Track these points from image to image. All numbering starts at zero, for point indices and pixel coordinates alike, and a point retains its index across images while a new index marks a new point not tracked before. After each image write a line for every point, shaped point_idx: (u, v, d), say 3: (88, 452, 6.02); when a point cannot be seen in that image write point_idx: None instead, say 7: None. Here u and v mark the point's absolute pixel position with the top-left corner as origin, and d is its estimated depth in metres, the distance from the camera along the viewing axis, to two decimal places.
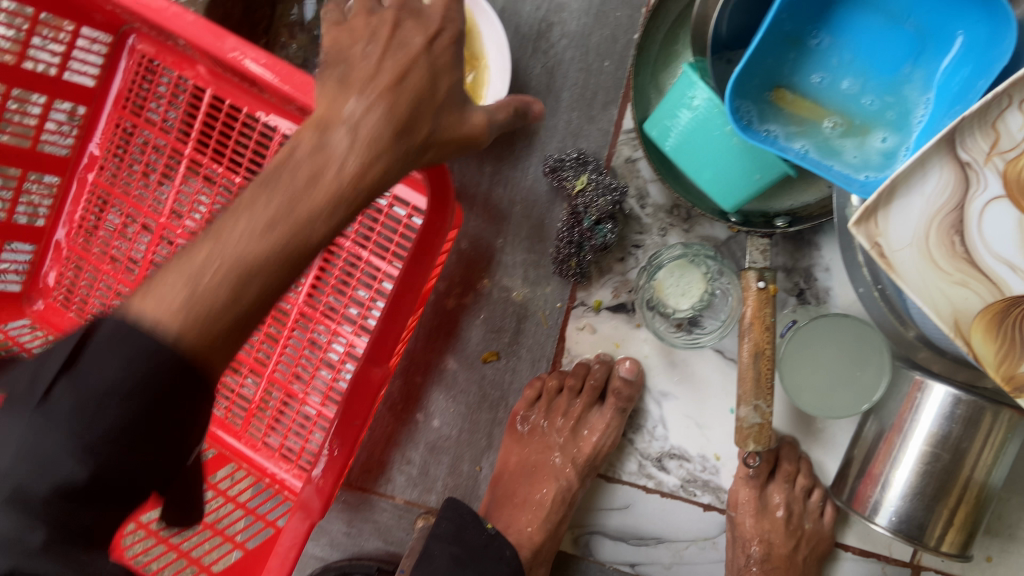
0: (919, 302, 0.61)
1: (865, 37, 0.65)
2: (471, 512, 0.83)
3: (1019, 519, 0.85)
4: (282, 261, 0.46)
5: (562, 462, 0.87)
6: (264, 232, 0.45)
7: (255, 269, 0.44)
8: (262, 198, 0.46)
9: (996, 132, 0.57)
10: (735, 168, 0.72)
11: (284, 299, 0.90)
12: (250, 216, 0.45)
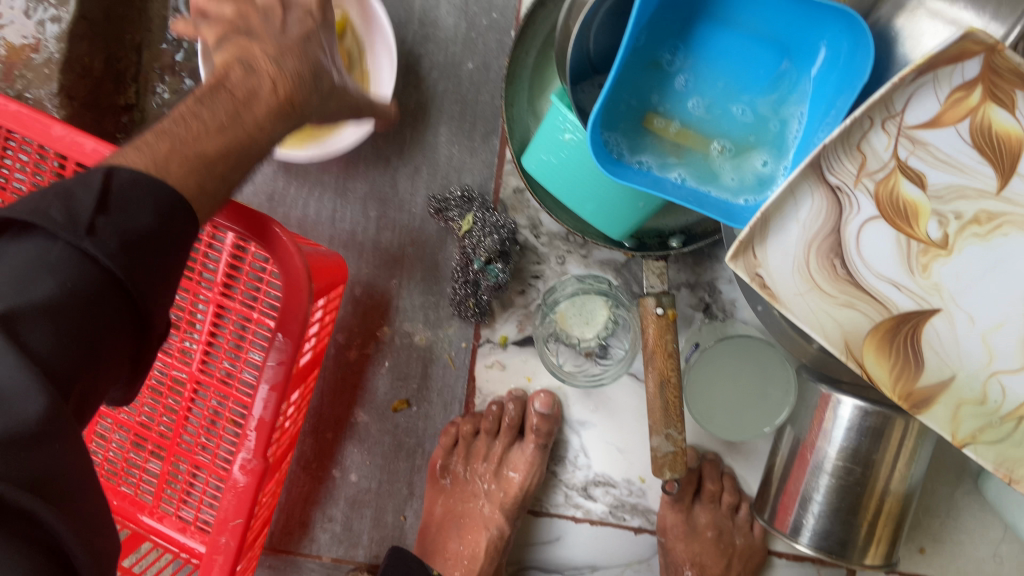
0: (809, 330, 0.58)
1: (732, 53, 0.62)
2: (417, 559, 0.80)
3: (948, 506, 0.84)
4: (228, 158, 0.51)
5: (490, 510, 0.84)
6: (217, 133, 0.51)
7: (207, 162, 0.49)
8: (204, 108, 0.51)
9: (863, 153, 0.55)
10: (618, 198, 0.69)
11: (178, 369, 0.84)
12: (200, 120, 0.50)
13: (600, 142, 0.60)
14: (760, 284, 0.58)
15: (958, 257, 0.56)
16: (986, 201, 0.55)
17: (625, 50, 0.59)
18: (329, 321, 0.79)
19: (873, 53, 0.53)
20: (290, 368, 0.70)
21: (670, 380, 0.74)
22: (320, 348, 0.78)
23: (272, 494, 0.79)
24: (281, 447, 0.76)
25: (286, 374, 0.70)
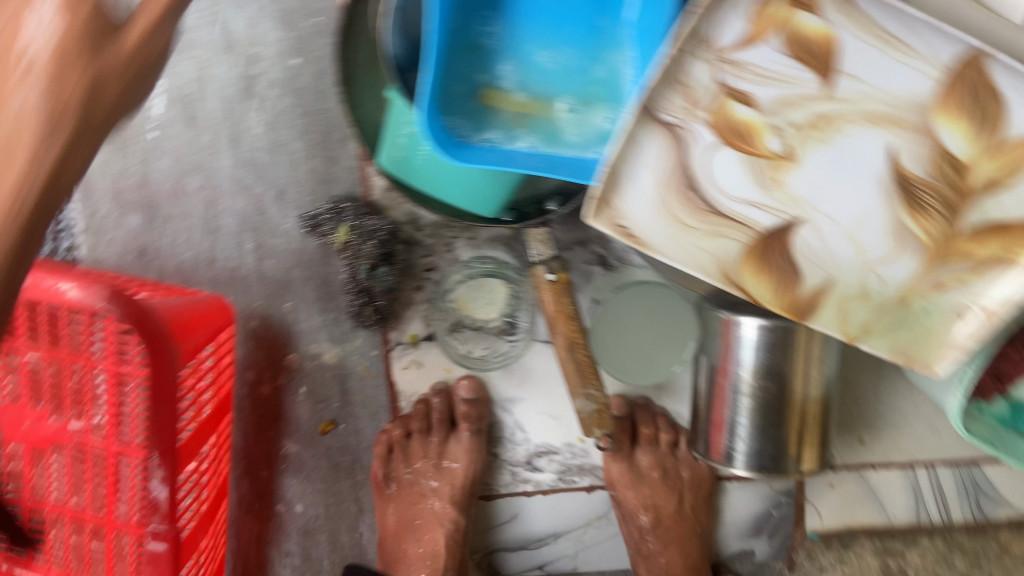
0: (684, 267, 0.62)
1: (551, 12, 0.62)
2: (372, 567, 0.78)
3: (880, 394, 0.85)
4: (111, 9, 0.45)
5: (440, 506, 0.82)
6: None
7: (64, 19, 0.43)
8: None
9: (688, 89, 0.55)
10: (481, 175, 0.69)
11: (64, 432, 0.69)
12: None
13: (438, 130, 0.59)
14: (625, 235, 0.59)
15: (805, 165, 0.57)
16: (816, 104, 0.55)
17: (440, 35, 0.58)
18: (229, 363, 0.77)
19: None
20: (172, 435, 0.68)
21: (577, 342, 0.75)
22: (224, 392, 0.77)
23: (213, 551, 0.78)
24: (203, 507, 0.74)
25: (170, 442, 0.68)
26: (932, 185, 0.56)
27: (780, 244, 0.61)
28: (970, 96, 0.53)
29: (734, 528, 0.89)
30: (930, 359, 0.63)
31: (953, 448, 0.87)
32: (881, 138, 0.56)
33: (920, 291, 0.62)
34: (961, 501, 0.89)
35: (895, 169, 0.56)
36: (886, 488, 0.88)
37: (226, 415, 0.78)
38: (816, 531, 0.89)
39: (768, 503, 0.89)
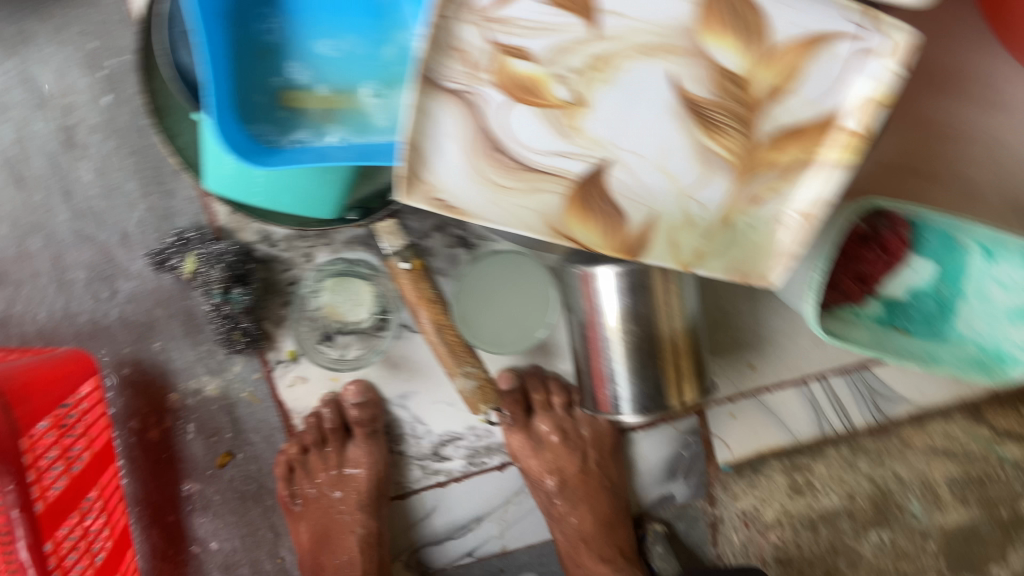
0: (510, 229, 0.62)
1: (326, 1, 0.63)
2: None
3: (763, 317, 0.87)
4: None
5: (348, 514, 0.82)
6: None
7: None
8: None
9: (465, 54, 0.55)
10: (307, 178, 0.69)
11: None
12: None
13: (240, 141, 0.59)
14: (442, 207, 0.60)
15: (598, 108, 0.58)
16: (590, 46, 0.56)
17: (215, 48, 0.57)
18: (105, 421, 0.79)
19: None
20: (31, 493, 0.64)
21: (444, 324, 0.75)
22: (99, 449, 0.76)
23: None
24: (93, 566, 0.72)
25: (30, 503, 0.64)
26: (721, 104, 0.59)
27: (597, 188, 0.62)
28: (731, 14, 0.55)
29: (650, 476, 0.91)
30: (764, 270, 0.66)
31: (841, 355, 0.89)
32: (660, 67, 0.57)
33: (739, 208, 0.64)
34: (859, 404, 0.90)
35: (681, 95, 0.58)
36: (785, 407, 0.90)
37: (108, 471, 0.78)
38: (729, 463, 0.90)
39: (677, 445, 0.90)
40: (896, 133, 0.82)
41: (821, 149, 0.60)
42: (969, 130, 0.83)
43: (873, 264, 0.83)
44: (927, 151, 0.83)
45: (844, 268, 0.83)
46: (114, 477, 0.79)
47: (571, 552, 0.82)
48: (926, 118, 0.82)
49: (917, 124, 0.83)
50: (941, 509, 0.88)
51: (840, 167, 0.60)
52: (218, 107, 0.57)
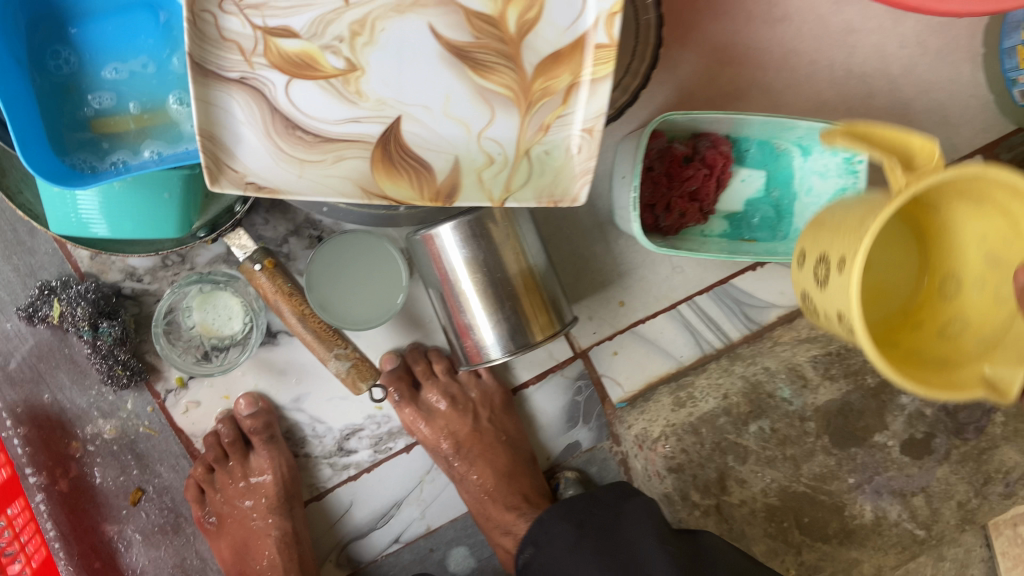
0: (322, 197, 0.66)
1: (114, 30, 0.68)
2: None
3: (621, 253, 0.92)
4: None
5: (262, 518, 0.87)
6: None
7: None
8: None
9: (231, 41, 0.61)
10: (143, 201, 0.74)
11: None
12: None
13: (55, 170, 0.64)
14: (254, 189, 0.64)
15: (371, 69, 0.64)
16: (347, 13, 0.62)
17: (12, 92, 0.63)
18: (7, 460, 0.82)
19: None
20: None
21: (306, 312, 0.78)
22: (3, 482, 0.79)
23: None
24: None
25: None
26: (481, 44, 0.65)
27: (396, 146, 0.67)
28: None
29: (551, 428, 0.95)
30: (571, 190, 0.69)
31: (703, 276, 0.94)
32: (418, 20, 0.63)
33: (533, 139, 0.69)
34: (731, 318, 0.95)
35: (444, 43, 0.64)
36: (661, 335, 0.94)
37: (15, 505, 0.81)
38: (623, 400, 0.94)
39: (571, 393, 0.94)
40: (695, 63, 0.91)
41: (585, 66, 0.66)
42: (760, 48, 0.91)
43: (700, 182, 0.87)
44: (728, 73, 0.92)
45: (673, 192, 0.87)
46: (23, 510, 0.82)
47: (480, 509, 0.87)
48: (721, 44, 0.91)
49: (716, 51, 0.91)
50: (811, 389, 0.85)
51: (600, 78, 0.66)
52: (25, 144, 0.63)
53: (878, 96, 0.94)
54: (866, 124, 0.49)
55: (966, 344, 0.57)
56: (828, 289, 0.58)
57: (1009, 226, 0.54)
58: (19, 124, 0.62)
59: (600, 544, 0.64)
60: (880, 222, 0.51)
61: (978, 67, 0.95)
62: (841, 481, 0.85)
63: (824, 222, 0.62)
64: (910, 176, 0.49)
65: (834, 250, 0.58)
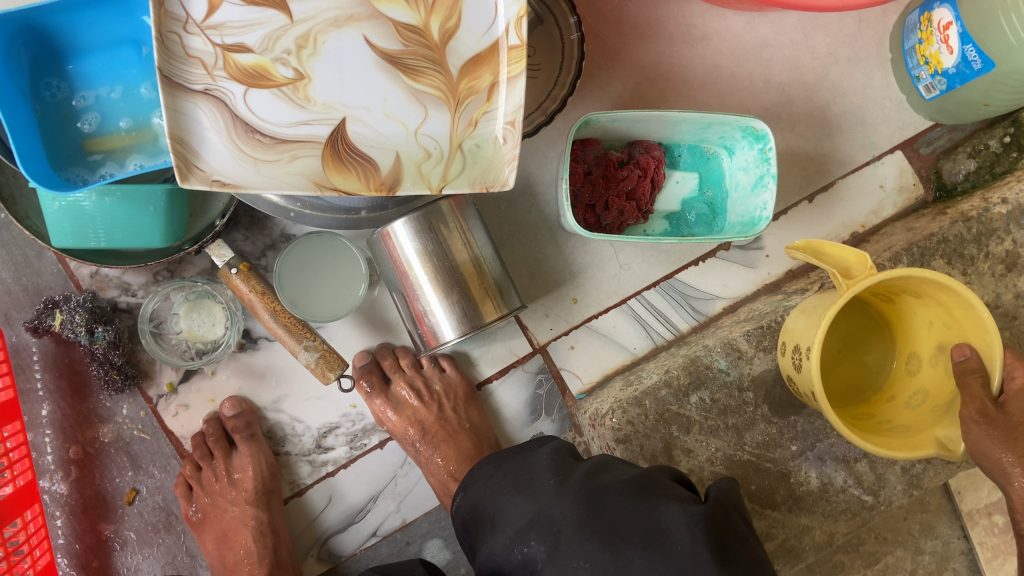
0: (279, 189, 0.74)
1: (101, 61, 0.79)
2: None
3: (571, 253, 1.01)
4: None
5: (241, 510, 0.93)
6: None
7: None
8: None
9: (194, 57, 0.72)
10: (131, 214, 0.85)
11: None
12: None
13: (53, 182, 0.76)
14: (218, 184, 0.73)
15: (317, 78, 0.75)
16: (293, 30, 0.74)
17: (16, 118, 0.75)
18: (10, 383, 0.88)
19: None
20: None
21: (277, 308, 0.87)
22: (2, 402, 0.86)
23: (10, 546, 0.83)
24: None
25: None
26: (410, 51, 0.76)
27: (343, 144, 0.76)
28: None
29: (516, 420, 1.01)
30: (500, 175, 0.78)
31: (649, 272, 1.02)
32: (354, 33, 0.75)
33: (464, 135, 0.78)
34: (679, 311, 1.02)
35: (378, 51, 0.75)
36: (614, 328, 1.01)
37: (13, 424, 0.87)
38: (582, 391, 1.00)
39: (532, 386, 1.00)
40: (625, 79, 1.01)
41: (502, 66, 0.76)
42: (685, 64, 1.02)
43: (637, 183, 0.95)
44: (656, 89, 1.02)
45: (610, 192, 0.95)
46: (19, 432, 0.88)
47: (445, 489, 0.94)
48: (648, 62, 1.01)
49: (644, 68, 1.02)
50: (745, 360, 0.91)
51: (514, 75, 0.76)
52: (26, 161, 0.74)
53: (797, 102, 1.04)
54: (818, 243, 0.79)
55: (925, 412, 0.82)
56: (801, 371, 0.81)
57: (944, 314, 0.79)
58: (21, 144, 0.74)
59: (510, 470, 0.72)
60: (831, 313, 0.74)
61: (888, 72, 1.05)
62: (784, 449, 0.90)
63: (797, 321, 0.84)
64: (849, 280, 0.75)
65: (805, 341, 0.80)
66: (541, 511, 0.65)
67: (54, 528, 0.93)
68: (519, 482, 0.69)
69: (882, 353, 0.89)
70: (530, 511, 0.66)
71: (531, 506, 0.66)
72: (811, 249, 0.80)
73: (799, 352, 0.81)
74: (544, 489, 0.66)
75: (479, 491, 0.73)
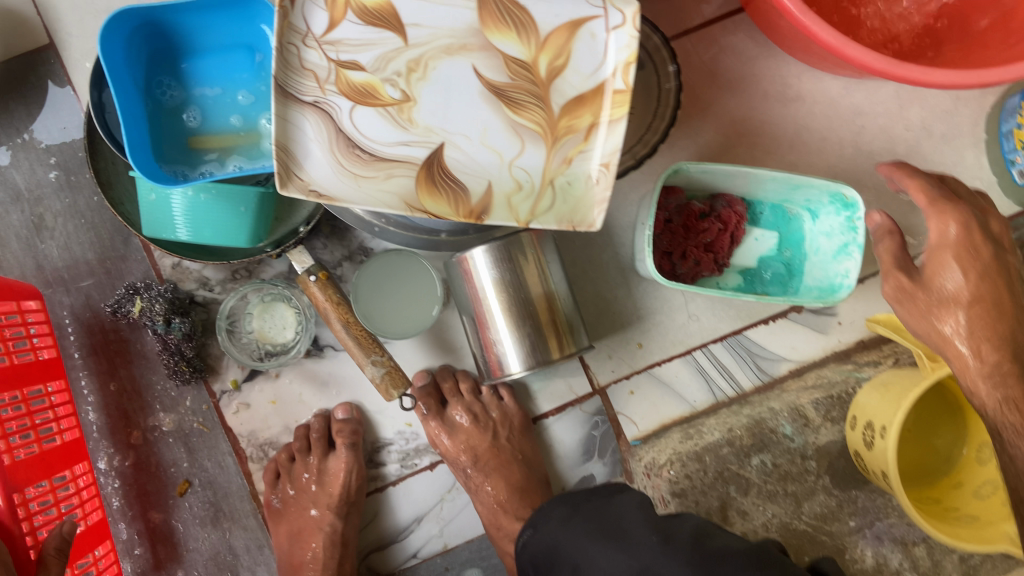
0: (373, 206, 0.76)
1: (216, 67, 0.82)
2: None
3: (642, 296, 1.00)
4: None
5: (318, 513, 0.94)
6: None
7: None
8: None
9: (309, 69, 0.74)
10: (223, 211, 0.86)
11: None
12: None
13: (157, 174, 0.77)
14: (315, 195, 0.75)
15: (422, 101, 0.76)
16: (405, 53, 0.75)
17: (132, 113, 0.77)
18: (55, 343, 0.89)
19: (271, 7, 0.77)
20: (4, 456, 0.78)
21: (350, 320, 0.87)
22: (47, 360, 0.87)
23: (61, 495, 0.84)
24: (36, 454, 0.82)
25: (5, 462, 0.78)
26: (516, 85, 0.76)
27: (438, 167, 0.77)
28: (502, 11, 0.75)
29: (569, 459, 1.01)
30: (590, 217, 0.79)
31: (717, 325, 1.01)
32: (464, 62, 0.76)
33: (558, 171, 0.79)
34: (743, 368, 1.01)
35: (484, 82, 0.76)
36: (676, 378, 1.00)
37: (56, 383, 0.87)
38: (638, 437, 0.99)
39: (587, 427, 1.00)
40: (714, 130, 1.01)
41: (604, 108, 0.77)
42: (776, 122, 1.02)
43: (715, 236, 0.96)
44: (744, 144, 1.02)
45: (689, 242, 0.96)
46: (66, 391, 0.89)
47: (493, 519, 0.94)
48: (738, 116, 1.01)
49: (734, 122, 1.02)
50: (812, 428, 0.98)
51: (617, 118, 0.77)
52: (134, 152, 0.76)
53: (885, 171, 1.03)
54: (903, 323, 0.84)
55: (994, 506, 0.80)
56: (873, 449, 0.80)
57: None
58: (133, 135, 0.76)
59: (591, 516, 0.73)
60: (914, 394, 0.74)
61: (981, 152, 1.03)
62: (841, 524, 0.97)
63: (870, 397, 0.83)
64: (933, 362, 0.79)
65: (880, 417, 0.80)
66: (645, 569, 0.64)
67: (108, 510, 0.95)
68: (612, 533, 0.69)
69: (952, 439, 0.88)
70: (631, 566, 0.65)
71: (632, 561, 0.65)
72: (890, 323, 0.86)
73: (872, 430, 0.81)
74: (647, 545, 0.65)
75: (554, 531, 0.75)
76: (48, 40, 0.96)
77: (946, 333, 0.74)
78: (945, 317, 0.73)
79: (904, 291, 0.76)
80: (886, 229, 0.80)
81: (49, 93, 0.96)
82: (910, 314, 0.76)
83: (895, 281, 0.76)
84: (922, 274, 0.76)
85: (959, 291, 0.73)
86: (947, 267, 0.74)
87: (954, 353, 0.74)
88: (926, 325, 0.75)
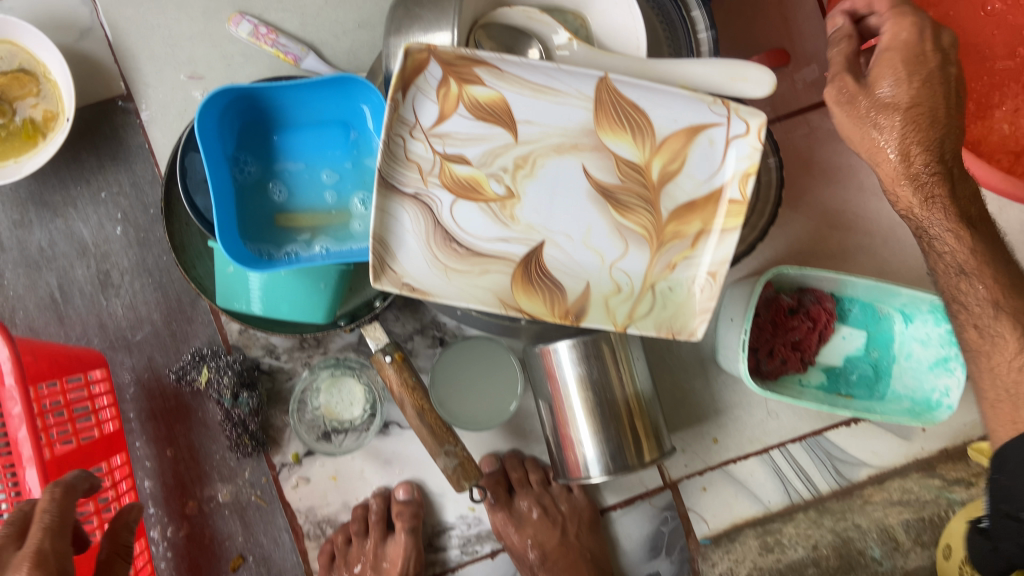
0: (466, 303, 0.72)
1: (309, 143, 0.79)
2: None
3: (721, 390, 0.96)
4: None
5: None
6: None
7: None
8: None
9: (413, 161, 0.71)
10: (302, 286, 0.83)
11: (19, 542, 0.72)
12: None
13: (245, 256, 0.74)
14: (408, 289, 0.71)
15: (526, 199, 0.73)
16: (515, 149, 0.72)
17: (222, 191, 0.74)
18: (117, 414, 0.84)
19: (376, 92, 0.73)
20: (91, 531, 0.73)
21: (425, 407, 0.83)
22: (109, 434, 0.82)
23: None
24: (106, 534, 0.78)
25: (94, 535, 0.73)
26: (625, 187, 0.73)
27: (537, 265, 0.73)
28: (619, 114, 0.71)
29: (634, 554, 0.97)
30: (691, 325, 0.74)
31: (797, 425, 0.96)
32: (574, 162, 0.72)
33: (660, 275, 0.75)
34: (821, 471, 0.97)
35: (594, 183, 0.72)
36: (751, 476, 0.96)
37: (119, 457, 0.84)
38: (707, 536, 0.96)
39: (656, 522, 0.96)
40: (805, 222, 0.97)
41: (716, 216, 0.73)
42: (869, 217, 0.97)
43: (805, 335, 0.92)
44: (836, 238, 0.98)
45: (777, 339, 0.92)
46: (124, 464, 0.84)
47: None
48: (830, 209, 0.97)
49: (825, 214, 0.97)
50: (902, 552, 0.95)
51: (730, 229, 0.72)
52: (223, 232, 0.73)
53: None
54: None
55: None
56: None
57: None
58: (223, 214, 0.73)
59: None
60: None
61: None
62: None
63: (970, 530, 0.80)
64: None
65: None
66: None
67: None
68: None
69: None
70: None
71: None
72: None
73: None
74: None
75: None
76: (124, 89, 0.92)
77: (875, 135, 0.68)
78: (880, 122, 0.67)
79: (847, 93, 0.68)
80: (845, 33, 0.69)
81: (123, 146, 0.92)
82: (847, 119, 0.69)
83: (840, 82, 0.68)
84: (865, 77, 0.67)
85: (898, 95, 0.66)
86: (887, 77, 0.66)
87: (881, 156, 0.68)
88: (859, 132, 0.69)
